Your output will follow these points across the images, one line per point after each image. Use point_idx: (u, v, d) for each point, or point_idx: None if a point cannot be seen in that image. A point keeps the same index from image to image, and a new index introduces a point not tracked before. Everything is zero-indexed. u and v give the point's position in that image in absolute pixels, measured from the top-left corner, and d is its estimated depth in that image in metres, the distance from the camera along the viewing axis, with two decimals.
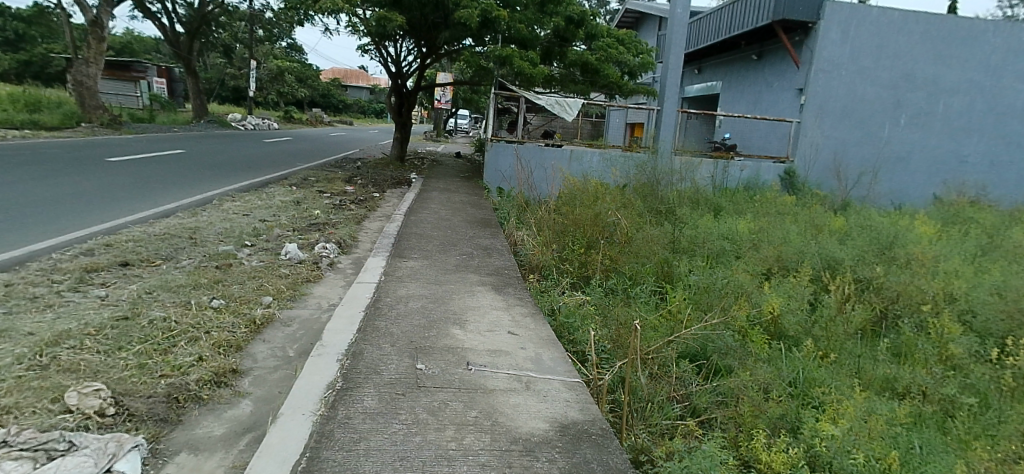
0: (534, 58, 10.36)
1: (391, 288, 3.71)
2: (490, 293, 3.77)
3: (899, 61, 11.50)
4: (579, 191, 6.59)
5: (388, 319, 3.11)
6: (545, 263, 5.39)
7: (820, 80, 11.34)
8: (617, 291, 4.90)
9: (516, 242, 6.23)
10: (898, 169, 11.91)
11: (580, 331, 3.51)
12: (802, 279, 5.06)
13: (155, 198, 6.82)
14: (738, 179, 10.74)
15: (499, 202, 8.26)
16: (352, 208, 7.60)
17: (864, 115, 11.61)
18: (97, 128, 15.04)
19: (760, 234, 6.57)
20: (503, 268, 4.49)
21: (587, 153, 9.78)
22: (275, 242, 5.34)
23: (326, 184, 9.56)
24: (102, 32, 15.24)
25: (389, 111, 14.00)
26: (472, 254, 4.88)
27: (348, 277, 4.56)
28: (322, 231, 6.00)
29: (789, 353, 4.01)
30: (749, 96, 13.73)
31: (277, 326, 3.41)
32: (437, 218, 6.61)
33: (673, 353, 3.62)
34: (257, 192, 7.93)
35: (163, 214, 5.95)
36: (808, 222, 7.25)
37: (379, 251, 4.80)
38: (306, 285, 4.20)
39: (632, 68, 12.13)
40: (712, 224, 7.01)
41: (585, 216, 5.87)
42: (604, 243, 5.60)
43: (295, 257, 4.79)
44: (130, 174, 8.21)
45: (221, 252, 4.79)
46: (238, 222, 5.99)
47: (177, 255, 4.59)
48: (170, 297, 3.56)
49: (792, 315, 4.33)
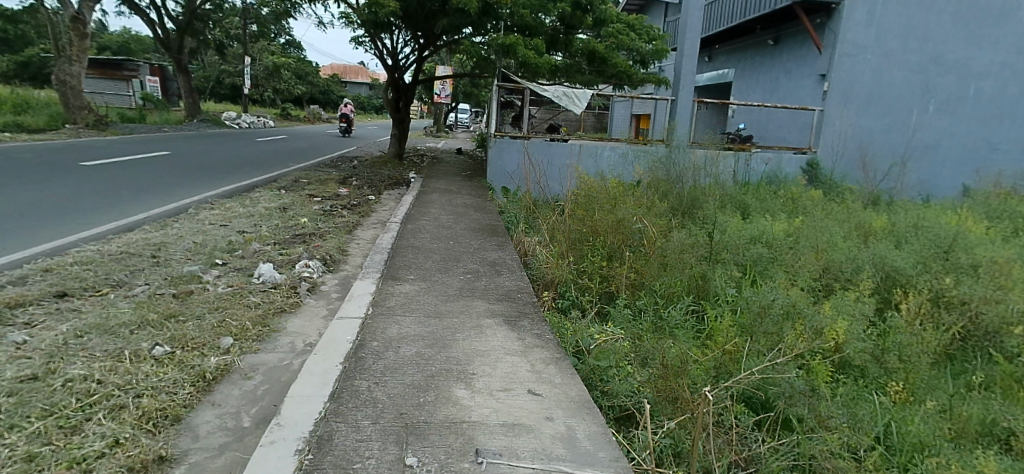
0: (539, 46, 9.59)
1: (381, 327, 3.00)
2: (501, 329, 3.06)
3: (929, 43, 10.68)
4: (596, 192, 5.87)
5: (374, 376, 2.41)
6: (560, 278, 4.73)
7: (844, 65, 10.54)
8: (647, 313, 4.27)
9: (526, 251, 5.57)
10: (930, 158, 11.13)
11: (616, 379, 2.84)
12: (862, 295, 4.38)
13: (123, 207, 6.11)
14: (760, 173, 10.03)
15: (505, 205, 7.55)
16: (344, 214, 6.89)
17: (894, 101, 10.79)
18: (81, 128, 14.34)
19: (798, 237, 5.92)
20: (515, 292, 3.78)
21: (601, 148, 9.10)
22: (250, 260, 4.64)
23: (318, 187, 8.83)
24: (83, 28, 14.41)
25: (386, 106, 13.21)
26: (478, 273, 4.17)
27: (332, 303, 3.84)
28: (307, 244, 5.29)
29: (861, 393, 3.37)
30: (766, 83, 12.97)
31: (234, 379, 2.70)
32: (437, 226, 5.91)
33: (729, 400, 2.97)
34: (241, 199, 7.22)
35: (127, 228, 5.26)
36: (848, 221, 6.58)
37: (369, 271, 4.09)
38: (280, 318, 3.50)
39: (644, 55, 11.25)
40: (742, 225, 6.37)
41: (607, 221, 5.16)
42: (629, 253, 4.90)
43: (271, 280, 4.07)
44: (103, 180, 7.52)
45: (185, 275, 4.10)
46: (211, 235, 5.28)
47: (132, 281, 3.89)
48: (102, 342, 2.85)
49: (858, 341, 3.68)
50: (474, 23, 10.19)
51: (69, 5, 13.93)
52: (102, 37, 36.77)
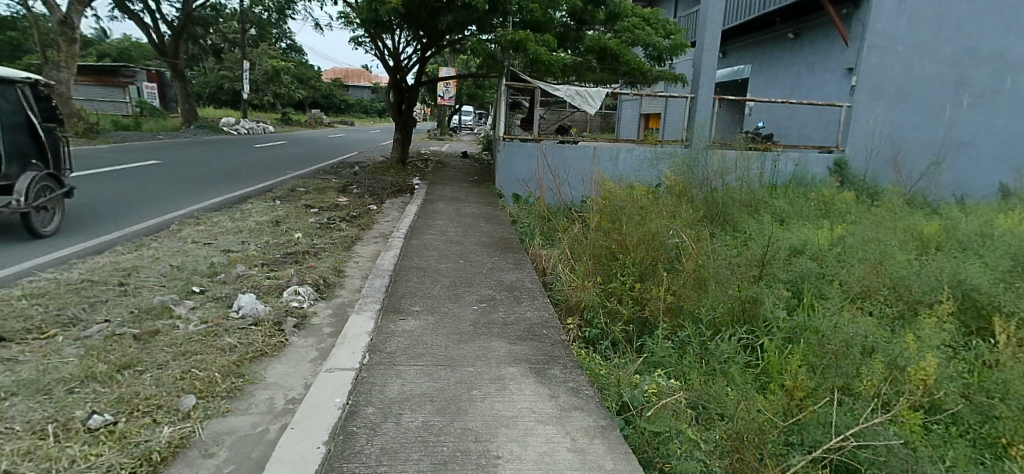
0: (550, 42, 9.00)
1: (378, 383, 2.41)
2: (529, 383, 2.47)
3: (963, 33, 10.01)
4: (621, 202, 5.28)
5: (367, 467, 1.83)
6: (587, 302, 4.16)
7: (873, 58, 9.88)
8: (691, 347, 3.68)
9: (545, 268, 5.00)
10: (966, 154, 10.45)
11: (679, 452, 2.24)
12: (941, 320, 3.75)
13: (96, 225, 5.56)
14: (787, 174, 9.43)
15: (517, 214, 6.98)
16: (342, 227, 6.32)
17: (928, 96, 10.08)
18: (73, 138, 13.86)
19: (847, 248, 5.30)
20: (539, 327, 3.18)
21: (620, 151, 8.53)
22: (232, 287, 4.06)
23: (316, 196, 8.26)
24: (72, 32, 13.82)
25: (389, 109, 12.62)
26: (495, 301, 3.57)
27: (323, 342, 3.26)
28: (299, 265, 4.71)
29: (968, 454, 2.75)
30: (787, 79, 12.37)
31: (192, 457, 2.13)
32: (445, 241, 5.33)
33: (817, 471, 2.39)
34: (230, 212, 6.66)
35: (95, 249, 4.70)
36: (899, 228, 5.94)
37: (367, 301, 3.49)
38: (258, 364, 2.92)
39: (661, 50, 10.50)
40: (781, 234, 5.77)
41: (638, 235, 4.57)
42: (665, 273, 4.29)
43: (252, 314, 3.47)
44: (81, 194, 7.00)
45: (155, 308, 3.55)
46: (192, 255, 4.73)
47: (89, 318, 3.34)
48: (26, 409, 2.28)
49: (954, 384, 3.06)
50: (478, 19, 9.51)
51: (57, 10, 13.43)
52: (103, 45, 36.52)
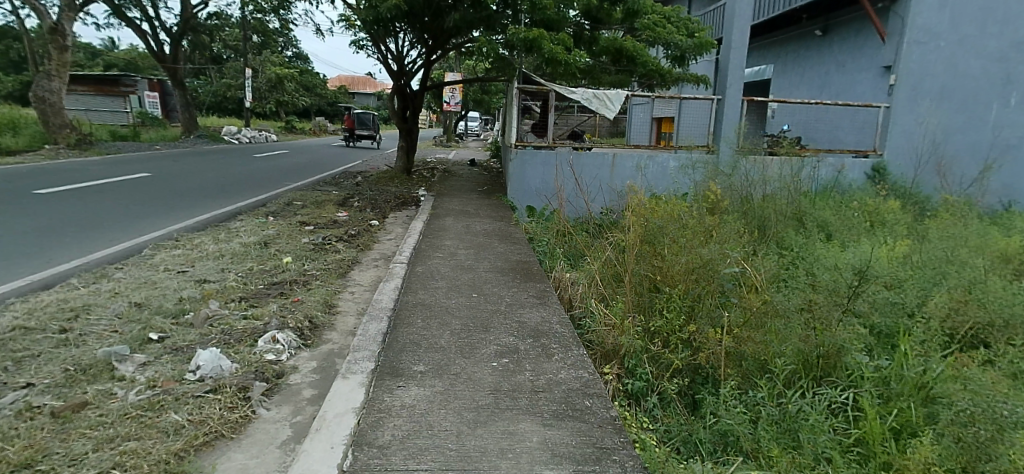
0: (566, 41, 8.26)
1: None
2: None
3: (1009, 27, 9.16)
4: (660, 219, 4.51)
5: None
6: (628, 347, 3.41)
7: (914, 54, 9.10)
8: (767, 413, 2.90)
9: (572, 300, 4.25)
10: (1017, 158, 9.52)
11: None
12: None
13: (56, 251, 4.90)
14: (826, 181, 8.65)
15: (534, 230, 6.29)
16: (338, 248, 5.63)
17: (971, 95, 9.26)
18: (63, 149, 13.26)
19: (923, 271, 4.50)
20: (578, 396, 2.43)
21: (646, 160, 7.84)
22: (199, 331, 3.37)
23: (313, 211, 7.58)
24: (62, 40, 13.26)
25: (392, 116, 11.89)
26: (519, 355, 2.84)
27: (302, 412, 2.55)
28: (284, 298, 4.01)
29: None
30: (814, 79, 11.66)
31: None
32: (455, 267, 4.62)
33: None
34: (215, 231, 6.01)
35: (45, 284, 4.06)
36: (980, 246, 5.12)
37: (356, 358, 2.75)
38: (208, 455, 2.20)
39: (683, 50, 9.70)
40: (839, 251, 4.99)
41: (687, 262, 3.76)
42: (720, 310, 3.53)
43: (215, 375, 2.77)
44: (50, 212, 6.37)
45: (95, 364, 2.85)
46: (161, 288, 4.05)
47: (8, 383, 2.65)
48: None
49: None
50: (486, 18, 8.85)
51: (45, 16, 12.89)
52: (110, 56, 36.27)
